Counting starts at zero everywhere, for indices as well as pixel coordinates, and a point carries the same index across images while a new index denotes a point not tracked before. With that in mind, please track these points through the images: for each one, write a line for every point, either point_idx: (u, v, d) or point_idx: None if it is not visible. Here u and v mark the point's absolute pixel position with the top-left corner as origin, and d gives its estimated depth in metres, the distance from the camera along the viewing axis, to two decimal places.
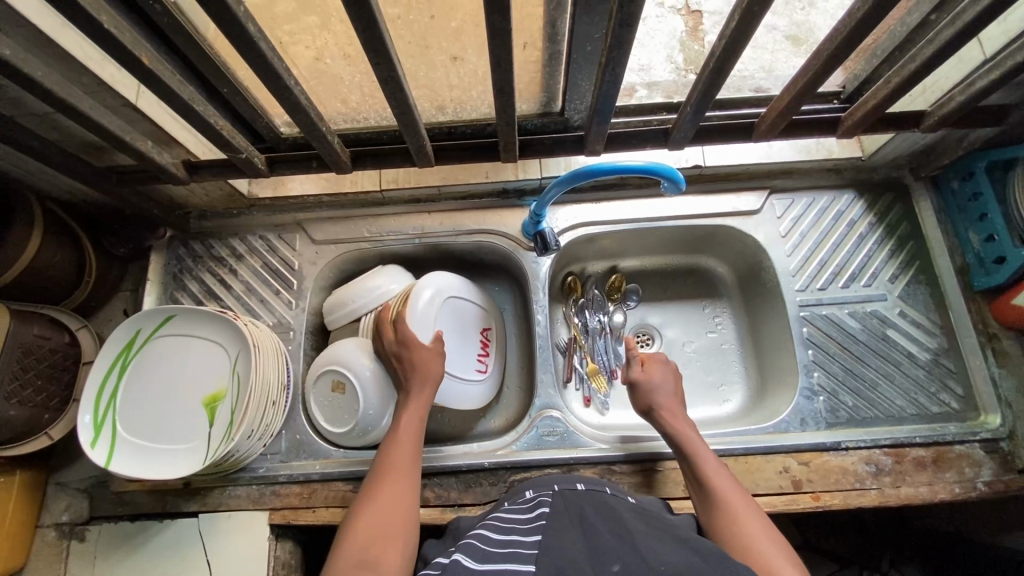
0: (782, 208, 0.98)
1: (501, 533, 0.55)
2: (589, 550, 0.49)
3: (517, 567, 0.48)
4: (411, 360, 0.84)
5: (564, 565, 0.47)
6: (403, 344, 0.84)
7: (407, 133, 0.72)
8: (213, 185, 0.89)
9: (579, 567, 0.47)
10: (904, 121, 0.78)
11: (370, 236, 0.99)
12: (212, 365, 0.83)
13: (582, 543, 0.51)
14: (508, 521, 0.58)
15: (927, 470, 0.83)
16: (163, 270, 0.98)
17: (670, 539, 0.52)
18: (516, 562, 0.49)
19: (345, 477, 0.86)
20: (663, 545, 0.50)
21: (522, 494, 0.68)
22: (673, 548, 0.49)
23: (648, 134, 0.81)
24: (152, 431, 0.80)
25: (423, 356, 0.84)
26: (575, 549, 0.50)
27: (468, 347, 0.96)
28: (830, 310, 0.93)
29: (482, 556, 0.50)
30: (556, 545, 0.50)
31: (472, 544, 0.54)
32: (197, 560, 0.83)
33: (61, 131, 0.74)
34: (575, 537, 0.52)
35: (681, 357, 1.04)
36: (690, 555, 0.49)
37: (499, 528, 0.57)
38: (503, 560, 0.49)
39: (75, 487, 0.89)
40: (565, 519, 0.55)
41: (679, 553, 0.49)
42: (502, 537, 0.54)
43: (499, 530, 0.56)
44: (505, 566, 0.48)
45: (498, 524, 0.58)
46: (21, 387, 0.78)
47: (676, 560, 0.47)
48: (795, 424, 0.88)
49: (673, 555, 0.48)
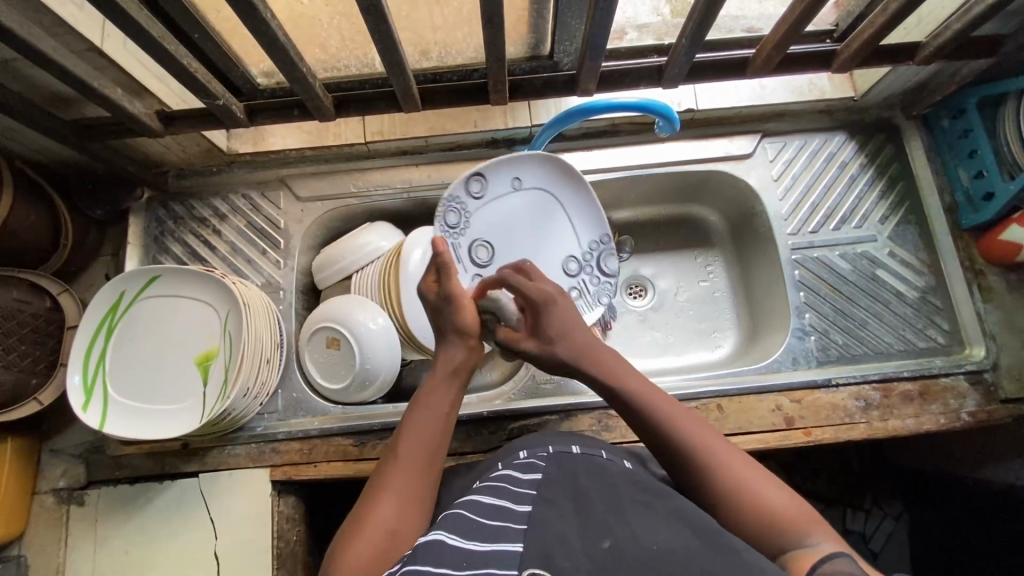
0: (774, 151, 0.97)
1: (489, 497, 0.54)
2: (580, 523, 0.48)
3: (507, 543, 0.47)
4: (455, 322, 0.71)
5: (553, 541, 0.46)
6: (447, 298, 0.71)
7: (392, 72, 0.70)
8: (189, 138, 0.85)
9: (566, 542, 0.46)
10: (899, 53, 0.77)
11: (357, 192, 0.97)
12: (202, 324, 0.82)
13: (574, 517, 0.49)
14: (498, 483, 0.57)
15: (914, 403, 0.85)
16: (143, 233, 0.95)
17: (666, 515, 0.49)
18: (503, 538, 0.48)
19: (344, 432, 0.87)
20: (659, 519, 0.49)
21: (515, 453, 0.67)
22: (669, 523, 0.47)
23: (641, 73, 0.78)
24: (145, 392, 0.79)
25: (469, 309, 0.71)
26: (565, 523, 0.48)
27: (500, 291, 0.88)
28: (822, 253, 0.94)
29: (470, 525, 0.49)
30: (546, 517, 0.49)
31: (460, 510, 0.53)
32: (198, 518, 0.84)
33: (23, 81, 0.69)
34: (565, 510, 0.50)
35: (674, 307, 1.06)
36: (684, 528, 0.47)
37: (490, 489, 0.56)
38: (495, 541, 0.47)
39: (70, 453, 0.88)
40: (558, 487, 0.54)
41: (677, 530, 0.47)
42: (493, 502, 0.53)
43: (487, 491, 0.55)
44: (491, 543, 0.47)
45: (488, 486, 0.57)
46: (4, 352, 0.76)
47: (670, 536, 0.46)
48: (787, 363, 0.89)
49: (666, 533, 0.46)
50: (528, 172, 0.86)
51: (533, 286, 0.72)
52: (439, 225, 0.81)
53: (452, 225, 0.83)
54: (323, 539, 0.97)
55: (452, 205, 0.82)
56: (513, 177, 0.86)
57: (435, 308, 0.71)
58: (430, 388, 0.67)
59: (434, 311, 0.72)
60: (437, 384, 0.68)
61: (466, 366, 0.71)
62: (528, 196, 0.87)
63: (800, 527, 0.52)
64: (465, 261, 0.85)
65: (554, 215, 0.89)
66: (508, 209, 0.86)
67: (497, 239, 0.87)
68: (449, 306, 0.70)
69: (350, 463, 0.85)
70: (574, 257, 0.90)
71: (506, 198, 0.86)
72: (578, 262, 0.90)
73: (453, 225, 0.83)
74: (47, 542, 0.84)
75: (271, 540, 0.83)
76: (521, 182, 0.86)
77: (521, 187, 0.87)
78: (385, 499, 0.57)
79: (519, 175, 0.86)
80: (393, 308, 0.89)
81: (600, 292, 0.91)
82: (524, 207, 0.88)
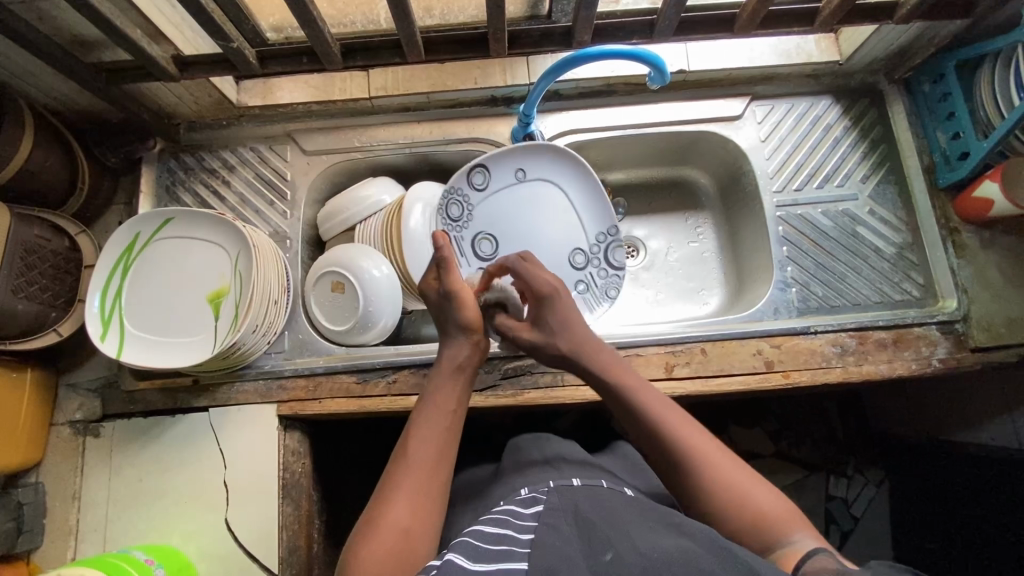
0: (762, 113, 1.01)
1: (495, 526, 0.60)
2: (584, 546, 0.55)
3: (511, 563, 0.53)
4: (459, 318, 0.75)
5: (559, 561, 0.52)
6: (447, 295, 0.75)
7: (397, 19, 0.73)
8: (201, 88, 0.89)
9: (573, 562, 0.52)
10: (878, 12, 0.81)
11: (361, 147, 1.01)
12: (213, 264, 0.86)
13: (576, 539, 0.56)
14: (503, 514, 0.62)
15: (887, 349, 0.90)
16: (156, 183, 0.99)
17: (665, 528, 0.56)
18: (510, 558, 0.54)
19: (347, 370, 0.91)
20: (657, 532, 0.55)
21: (517, 490, 0.71)
22: (668, 535, 0.54)
23: (635, 27, 0.82)
24: (161, 327, 0.83)
25: (469, 303, 0.75)
26: (569, 546, 0.55)
27: None
28: (804, 210, 0.98)
29: (477, 547, 0.55)
30: (548, 539, 0.56)
31: (468, 537, 0.58)
32: (210, 449, 0.88)
33: (47, 22, 0.73)
34: (567, 533, 0.57)
35: (664, 266, 1.10)
36: (681, 537, 0.54)
37: (494, 520, 0.61)
38: (497, 561, 0.53)
39: (85, 387, 0.93)
40: (560, 515, 0.60)
41: (675, 539, 0.54)
42: (497, 532, 0.58)
43: (493, 522, 0.61)
44: (498, 562, 0.53)
45: (494, 517, 0.62)
46: (27, 284, 0.80)
47: (669, 543, 0.53)
48: (768, 313, 0.94)
49: (666, 542, 0.53)
50: (531, 164, 0.93)
51: (536, 275, 0.74)
52: (442, 217, 0.92)
53: (455, 218, 0.93)
54: (328, 479, 1.02)
55: (455, 198, 0.92)
56: (516, 169, 0.93)
57: (437, 305, 0.76)
58: (437, 385, 0.71)
59: (437, 307, 0.76)
60: (443, 385, 0.72)
61: (471, 362, 0.75)
62: (530, 187, 0.94)
63: (781, 519, 0.59)
64: (468, 255, 0.94)
65: (559, 207, 0.96)
66: (510, 202, 0.94)
67: (502, 233, 0.95)
68: (450, 303, 0.75)
69: (353, 399, 0.90)
70: (582, 250, 0.97)
71: (508, 189, 0.94)
72: (585, 254, 0.97)
73: (456, 218, 0.93)
74: (64, 469, 0.89)
75: (278, 469, 0.88)
76: (524, 173, 0.93)
77: (525, 177, 0.94)
78: (397, 500, 0.62)
79: (523, 168, 0.93)
80: (395, 256, 0.93)
81: (608, 283, 0.97)
82: (529, 198, 0.95)
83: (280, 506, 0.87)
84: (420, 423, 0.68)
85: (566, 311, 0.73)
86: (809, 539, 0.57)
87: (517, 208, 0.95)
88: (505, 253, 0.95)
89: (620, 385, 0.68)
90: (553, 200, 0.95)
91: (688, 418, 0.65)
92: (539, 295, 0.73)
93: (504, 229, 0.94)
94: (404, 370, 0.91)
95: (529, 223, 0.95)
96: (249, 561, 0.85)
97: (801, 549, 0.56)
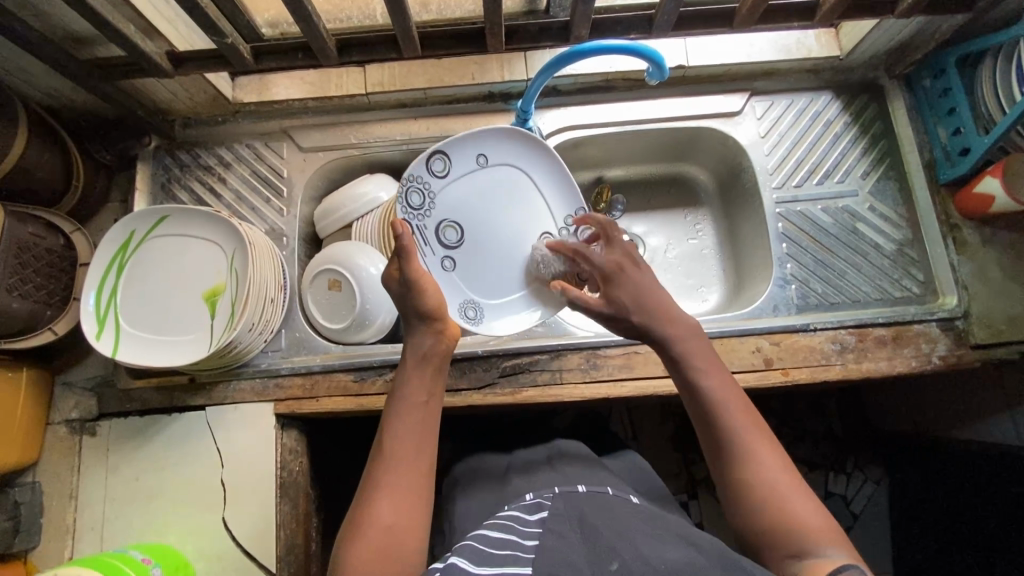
0: (762, 109, 1.00)
1: (499, 532, 0.60)
2: (588, 550, 0.54)
3: (514, 569, 0.53)
4: (419, 306, 0.73)
5: (561, 566, 0.52)
6: (407, 285, 0.73)
7: (393, 14, 0.73)
8: (196, 84, 0.89)
9: (575, 566, 0.52)
10: (879, 7, 0.80)
11: (358, 143, 1.00)
12: (208, 262, 0.85)
13: (581, 544, 0.56)
14: (509, 520, 0.63)
15: (887, 346, 0.90)
16: (151, 180, 0.98)
17: (669, 539, 0.56)
18: (515, 563, 0.54)
19: (345, 369, 0.91)
20: (661, 542, 0.55)
21: (522, 496, 0.72)
22: (674, 546, 0.54)
23: (633, 22, 0.81)
24: (157, 326, 0.83)
25: (433, 292, 0.74)
26: (572, 551, 0.54)
27: (472, 270, 0.90)
28: (804, 206, 0.98)
29: (481, 552, 0.56)
30: (553, 545, 0.55)
31: (472, 542, 0.59)
32: (207, 448, 0.88)
33: (40, 18, 0.72)
34: (572, 539, 0.56)
35: (662, 262, 1.10)
36: (688, 550, 0.54)
37: (498, 526, 0.62)
38: (501, 565, 0.53)
39: (82, 386, 0.92)
40: (563, 521, 0.60)
41: (681, 551, 0.54)
42: (501, 537, 0.59)
43: (497, 528, 0.61)
44: (503, 566, 0.53)
45: (499, 522, 0.63)
46: (21, 282, 0.79)
47: (675, 554, 0.53)
48: (768, 310, 0.94)
49: (671, 554, 0.53)
50: (491, 147, 0.90)
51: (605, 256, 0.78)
52: (402, 204, 0.84)
53: (416, 206, 0.86)
54: (325, 477, 1.02)
55: (414, 185, 0.85)
56: (478, 154, 0.89)
57: (399, 297, 0.74)
58: (408, 378, 0.71)
59: (400, 298, 0.75)
60: (413, 378, 0.71)
61: (441, 351, 0.74)
62: (493, 172, 0.91)
63: (819, 536, 0.57)
64: (433, 244, 0.87)
65: (525, 192, 0.93)
66: (475, 188, 0.90)
67: (467, 220, 0.89)
68: (410, 292, 0.73)
69: (350, 398, 0.89)
70: (549, 235, 0.94)
71: (471, 175, 0.90)
72: (552, 238, 0.94)
73: (417, 206, 0.86)
74: (61, 468, 0.89)
75: (275, 468, 0.87)
76: (486, 159, 0.90)
77: (486, 163, 0.90)
78: (380, 498, 0.62)
79: (484, 152, 0.89)
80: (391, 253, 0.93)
81: None
82: (492, 182, 0.91)
83: (278, 505, 0.86)
84: (396, 418, 0.68)
85: (639, 287, 0.74)
86: (841, 553, 0.55)
87: (481, 194, 0.90)
88: (472, 241, 0.90)
89: (702, 373, 0.68)
90: (517, 183, 0.92)
91: (756, 420, 0.66)
92: (607, 274, 0.76)
93: (470, 216, 0.90)
94: None
95: (494, 209, 0.91)
96: (246, 560, 0.85)
97: (832, 562, 0.54)
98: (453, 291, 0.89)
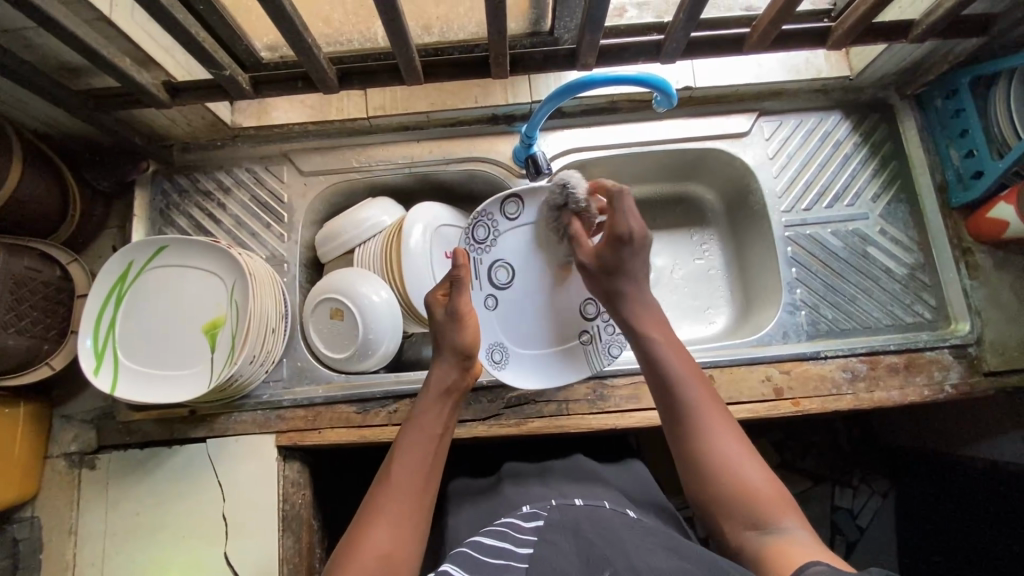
0: (770, 129, 0.98)
1: (493, 538, 0.59)
2: (580, 561, 0.53)
3: None
4: (455, 342, 0.74)
5: None
6: (452, 316, 0.74)
7: (395, 44, 0.71)
8: (194, 111, 0.87)
9: None
10: (893, 31, 0.78)
11: (359, 167, 0.98)
12: (208, 293, 0.84)
13: (574, 555, 0.54)
14: (505, 527, 0.62)
15: (899, 374, 0.88)
16: (149, 207, 0.97)
17: (661, 551, 0.54)
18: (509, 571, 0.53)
19: (347, 400, 0.89)
20: (655, 554, 0.53)
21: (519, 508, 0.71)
22: (665, 557, 0.52)
23: (641, 47, 0.79)
24: (156, 359, 0.81)
25: (469, 330, 0.75)
26: (566, 561, 0.53)
27: (507, 313, 0.84)
28: (814, 230, 0.96)
29: (477, 562, 0.55)
30: (548, 555, 0.54)
31: (466, 549, 0.59)
32: (208, 481, 0.87)
33: (34, 50, 0.70)
34: (565, 549, 0.55)
35: (668, 284, 1.08)
36: (678, 560, 0.52)
37: (494, 532, 0.61)
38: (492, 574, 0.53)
39: (81, 419, 0.91)
40: (561, 530, 0.59)
41: (672, 561, 0.52)
42: (495, 544, 0.58)
43: (492, 534, 0.61)
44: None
45: (494, 528, 0.62)
46: (17, 318, 0.78)
47: (667, 566, 0.51)
48: (777, 337, 0.92)
49: (662, 565, 0.51)
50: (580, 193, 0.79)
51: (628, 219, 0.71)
52: (465, 236, 0.81)
53: (478, 239, 0.82)
54: (326, 504, 1.00)
55: (482, 220, 0.81)
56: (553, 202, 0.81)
57: (440, 326, 0.75)
58: (425, 410, 0.71)
59: (439, 329, 0.75)
60: (429, 408, 0.71)
61: (459, 387, 0.74)
62: None
63: (776, 505, 0.58)
64: (482, 280, 0.83)
65: None
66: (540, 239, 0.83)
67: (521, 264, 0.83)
68: (453, 325, 0.74)
69: (354, 430, 0.88)
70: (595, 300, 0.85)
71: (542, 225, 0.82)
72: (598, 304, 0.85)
73: (481, 239, 0.81)
74: (60, 502, 0.87)
75: (278, 501, 0.86)
76: None
77: None
78: (378, 523, 0.61)
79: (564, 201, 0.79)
80: (394, 280, 0.91)
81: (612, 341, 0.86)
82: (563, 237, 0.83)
83: (280, 539, 0.85)
84: (407, 447, 0.67)
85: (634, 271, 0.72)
86: (797, 525, 0.56)
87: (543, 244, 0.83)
88: (521, 287, 0.84)
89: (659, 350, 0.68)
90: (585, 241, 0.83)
91: (712, 390, 0.66)
92: (616, 235, 0.71)
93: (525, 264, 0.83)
94: (404, 399, 0.89)
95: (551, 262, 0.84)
96: None
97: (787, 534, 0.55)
98: (485, 330, 0.83)
